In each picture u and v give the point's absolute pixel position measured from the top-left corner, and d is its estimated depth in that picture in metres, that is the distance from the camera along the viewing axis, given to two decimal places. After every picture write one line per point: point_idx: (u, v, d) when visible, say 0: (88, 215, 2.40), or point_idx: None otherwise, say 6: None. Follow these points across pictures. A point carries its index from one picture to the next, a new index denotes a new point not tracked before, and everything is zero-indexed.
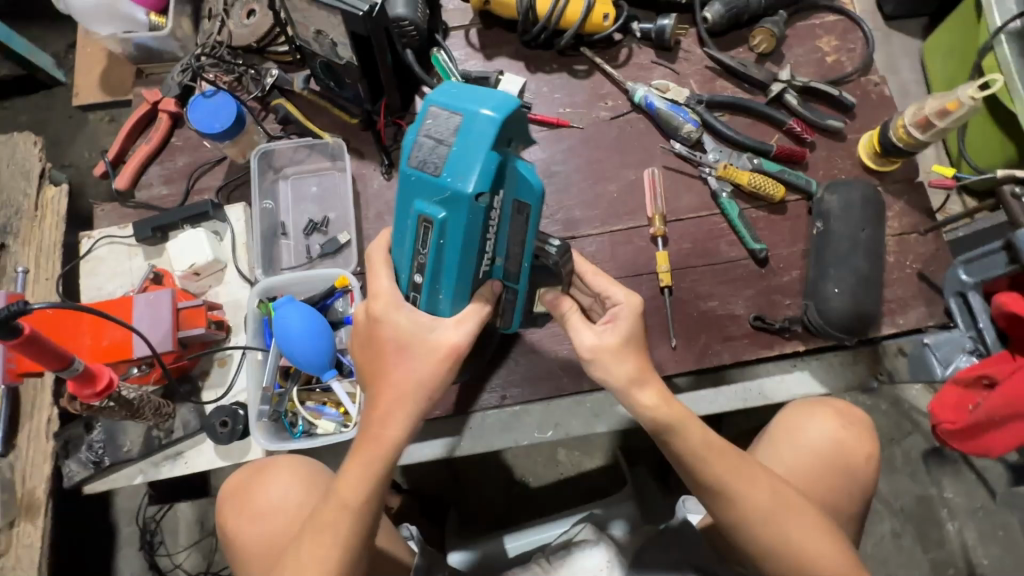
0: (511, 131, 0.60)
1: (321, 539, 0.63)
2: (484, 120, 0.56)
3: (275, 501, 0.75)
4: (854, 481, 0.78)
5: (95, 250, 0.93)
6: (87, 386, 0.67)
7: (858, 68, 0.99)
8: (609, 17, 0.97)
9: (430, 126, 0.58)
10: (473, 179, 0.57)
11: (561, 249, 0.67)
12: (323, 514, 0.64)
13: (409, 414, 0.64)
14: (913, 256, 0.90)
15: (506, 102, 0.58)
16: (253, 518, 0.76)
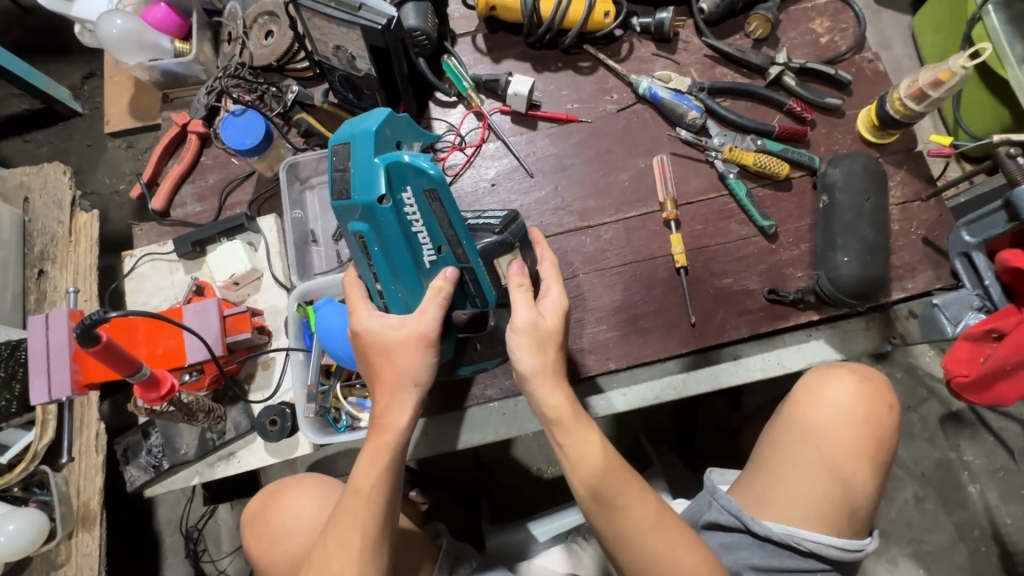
0: (395, 136, 0.68)
1: (344, 527, 0.68)
2: (364, 137, 0.65)
3: (295, 515, 0.81)
4: (856, 458, 0.80)
5: (138, 267, 0.98)
6: (152, 390, 0.73)
7: (852, 47, 1.03)
8: (610, 14, 1.01)
9: (335, 161, 0.68)
10: (369, 185, 0.64)
11: (503, 218, 0.74)
12: (345, 506, 0.69)
13: (407, 399, 0.70)
14: (917, 222, 0.94)
15: (381, 116, 0.67)
16: (271, 532, 0.81)
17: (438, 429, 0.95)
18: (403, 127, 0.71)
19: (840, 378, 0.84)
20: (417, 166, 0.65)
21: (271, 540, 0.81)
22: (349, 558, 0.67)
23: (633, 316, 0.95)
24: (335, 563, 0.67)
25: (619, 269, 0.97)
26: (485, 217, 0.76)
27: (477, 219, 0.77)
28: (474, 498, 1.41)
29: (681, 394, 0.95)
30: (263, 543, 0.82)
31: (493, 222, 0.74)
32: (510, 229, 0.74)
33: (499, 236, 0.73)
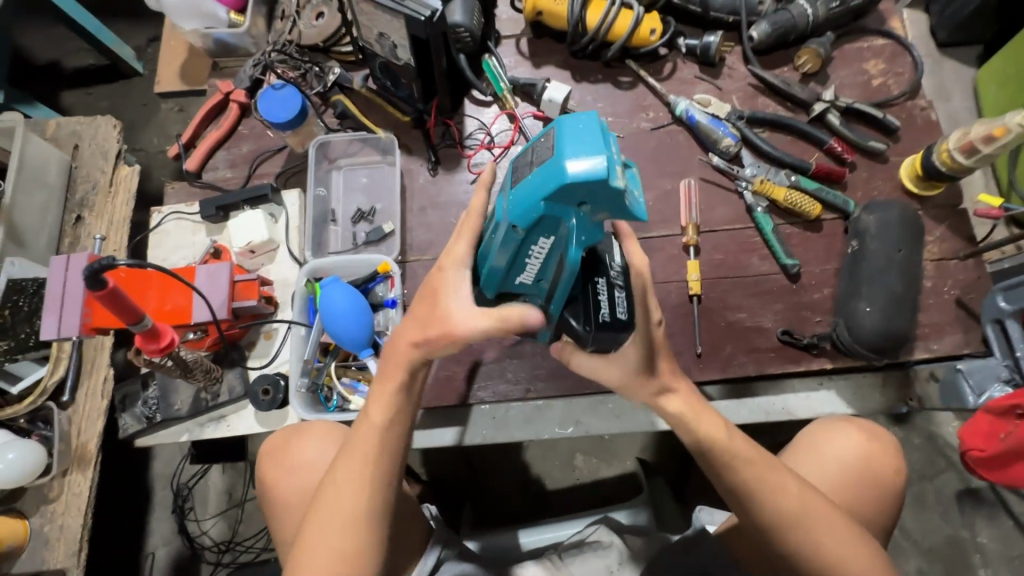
0: (585, 195, 0.52)
1: (354, 463, 0.67)
2: (575, 157, 0.50)
3: (310, 458, 0.79)
4: (886, 492, 0.77)
5: (164, 224, 1.01)
6: (151, 341, 0.74)
7: (904, 92, 0.99)
8: (656, 32, 1.01)
9: (538, 149, 0.54)
10: (530, 197, 0.53)
11: (608, 322, 0.62)
12: (357, 437, 0.68)
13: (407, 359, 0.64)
14: (951, 282, 0.90)
15: (592, 166, 0.49)
16: (287, 470, 0.79)
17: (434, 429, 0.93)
18: (602, 188, 0.51)
19: (845, 435, 0.80)
20: (569, 232, 0.55)
21: (285, 470, 0.79)
22: (358, 494, 0.66)
23: None
24: (349, 492, 0.66)
25: None
26: (601, 300, 0.62)
27: (600, 292, 0.62)
28: (460, 498, 1.42)
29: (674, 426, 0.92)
30: (277, 473, 0.80)
31: (601, 315, 0.61)
32: (595, 338, 0.62)
33: (581, 329, 0.62)
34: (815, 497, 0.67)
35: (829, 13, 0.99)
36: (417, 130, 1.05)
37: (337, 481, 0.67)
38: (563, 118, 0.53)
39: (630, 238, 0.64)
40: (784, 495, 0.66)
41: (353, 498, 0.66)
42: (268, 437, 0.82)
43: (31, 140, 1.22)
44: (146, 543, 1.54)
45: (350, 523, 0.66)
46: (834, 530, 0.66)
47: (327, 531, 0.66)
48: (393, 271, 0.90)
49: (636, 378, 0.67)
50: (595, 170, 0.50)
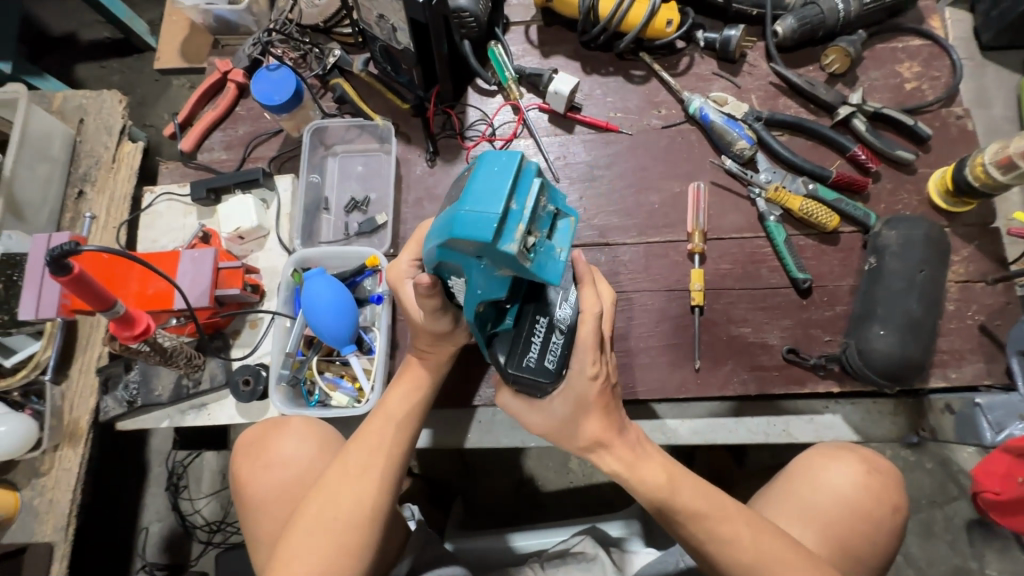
0: (482, 249, 0.49)
1: (365, 451, 0.69)
2: (471, 208, 0.46)
3: (288, 455, 0.75)
4: (879, 529, 0.72)
5: (155, 204, 0.99)
6: (125, 328, 0.71)
7: (940, 98, 0.92)
8: (673, 23, 0.94)
9: (459, 186, 0.53)
10: (435, 238, 0.52)
11: (529, 370, 0.60)
12: (370, 426, 0.72)
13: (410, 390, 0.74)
14: (976, 306, 0.83)
15: (479, 218, 0.46)
16: (266, 466, 0.75)
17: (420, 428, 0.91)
18: (492, 243, 0.47)
19: (846, 463, 0.75)
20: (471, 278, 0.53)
21: (265, 467, 0.75)
22: (364, 479, 0.67)
23: (636, 347, 0.88)
24: (356, 474, 0.68)
25: (631, 295, 0.90)
26: (533, 347, 0.60)
27: (535, 339, 0.60)
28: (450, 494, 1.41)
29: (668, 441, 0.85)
30: (256, 471, 0.75)
31: (525, 359, 0.60)
32: (514, 377, 0.60)
33: (504, 365, 0.60)
34: (767, 530, 0.65)
35: (861, 9, 0.92)
36: (416, 118, 1.01)
37: (342, 466, 0.68)
38: (484, 156, 0.49)
39: (588, 284, 0.64)
40: (735, 549, 0.64)
41: (356, 481, 0.67)
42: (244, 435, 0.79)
43: (35, 112, 1.20)
44: (140, 518, 1.56)
45: (352, 511, 0.66)
46: (795, 566, 0.63)
47: (327, 518, 0.65)
48: (381, 265, 0.87)
49: (567, 423, 0.67)
50: (486, 226, 0.46)
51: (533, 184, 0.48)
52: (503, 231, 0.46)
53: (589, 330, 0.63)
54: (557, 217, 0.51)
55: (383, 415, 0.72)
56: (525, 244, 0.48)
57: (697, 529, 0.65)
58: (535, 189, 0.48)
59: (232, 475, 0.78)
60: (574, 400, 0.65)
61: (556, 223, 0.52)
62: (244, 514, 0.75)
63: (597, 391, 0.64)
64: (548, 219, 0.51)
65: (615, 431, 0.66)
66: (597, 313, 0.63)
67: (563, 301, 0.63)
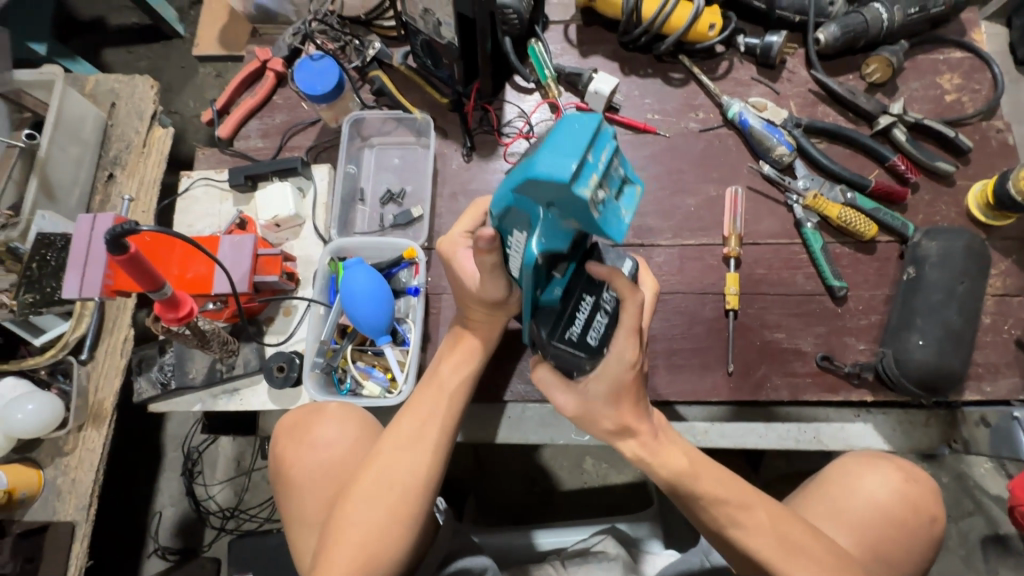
0: (551, 196, 0.48)
1: (419, 421, 0.71)
2: (548, 152, 0.46)
3: (334, 434, 0.76)
4: (916, 538, 0.72)
5: (192, 189, 0.99)
6: (171, 310, 0.72)
7: (980, 112, 0.92)
8: (715, 27, 0.95)
9: (531, 142, 0.53)
10: (503, 184, 0.52)
11: (573, 340, 0.62)
12: (421, 398, 0.73)
13: (469, 357, 0.77)
14: (1012, 321, 0.83)
15: (554, 170, 0.46)
16: (312, 445, 0.76)
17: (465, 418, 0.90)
18: (566, 195, 0.47)
19: (881, 470, 0.75)
20: (535, 233, 0.53)
21: (310, 447, 0.76)
22: (413, 454, 0.69)
23: (668, 349, 0.88)
24: (406, 449, 0.69)
25: (664, 297, 0.90)
26: (575, 324, 0.62)
27: (578, 316, 0.62)
28: (463, 490, 1.41)
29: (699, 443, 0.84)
30: (301, 452, 0.76)
31: (569, 331, 0.62)
32: (555, 349, 0.63)
33: (545, 335, 0.63)
34: (787, 519, 0.65)
35: (905, 20, 0.92)
36: (453, 113, 1.01)
37: (391, 442, 0.70)
38: (563, 113, 0.49)
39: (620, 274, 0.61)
40: (759, 535, 0.64)
41: (406, 455, 0.69)
42: (288, 415, 0.79)
43: (69, 95, 1.22)
44: (154, 502, 1.56)
45: (402, 484, 0.67)
46: (814, 558, 0.63)
47: (378, 492, 0.67)
48: (418, 257, 0.88)
49: (596, 407, 0.67)
50: (561, 170, 0.46)
51: (609, 144, 0.48)
52: (578, 176, 0.46)
53: (629, 316, 0.61)
54: (626, 181, 0.52)
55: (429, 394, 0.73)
56: (595, 196, 0.47)
57: (723, 513, 0.65)
58: (610, 147, 0.48)
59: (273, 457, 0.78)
60: (608, 381, 0.64)
61: (622, 189, 0.52)
62: (287, 495, 0.75)
63: (629, 375, 0.63)
64: (616, 181, 0.51)
65: (643, 419, 0.67)
66: (637, 297, 0.61)
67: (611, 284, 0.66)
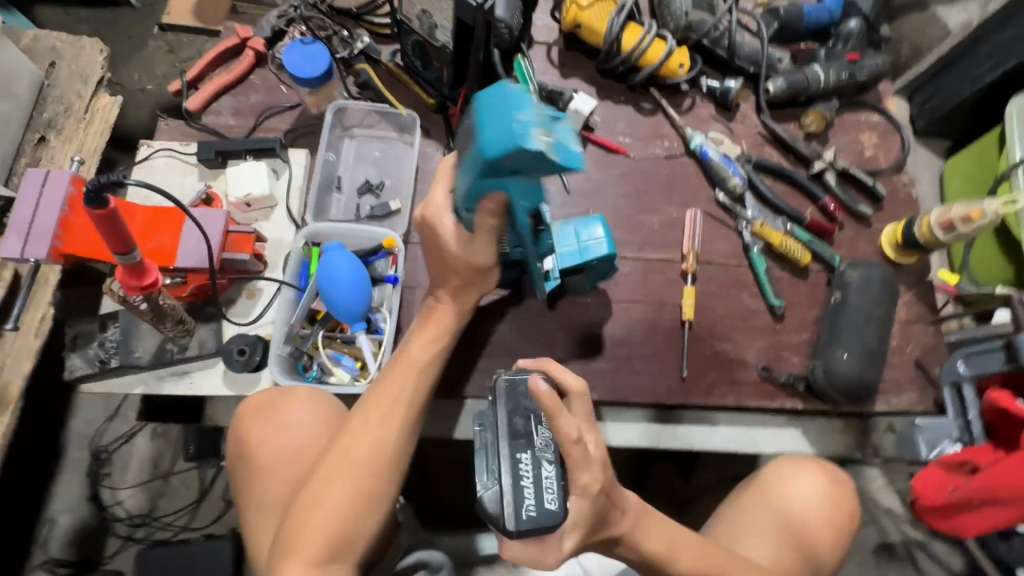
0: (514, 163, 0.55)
1: (385, 399, 0.70)
2: (489, 136, 0.53)
3: (297, 420, 0.74)
4: (838, 532, 0.82)
5: (153, 158, 0.94)
6: (135, 277, 0.67)
7: (892, 167, 1.08)
8: (684, 67, 1.05)
9: (471, 124, 0.60)
10: (470, 171, 0.59)
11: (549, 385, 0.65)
12: (388, 377, 0.72)
13: (436, 335, 0.76)
14: (914, 344, 0.97)
15: (504, 147, 0.53)
16: (273, 431, 0.73)
17: (430, 413, 0.91)
18: (522, 161, 0.54)
19: (812, 474, 0.84)
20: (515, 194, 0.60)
21: (276, 430, 0.73)
22: (388, 423, 0.68)
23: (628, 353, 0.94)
24: (375, 430, 0.68)
25: (627, 306, 0.96)
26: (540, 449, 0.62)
27: (532, 410, 0.64)
28: (405, 497, 1.38)
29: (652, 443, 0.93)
30: (268, 432, 0.74)
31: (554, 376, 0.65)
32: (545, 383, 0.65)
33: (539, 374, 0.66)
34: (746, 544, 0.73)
35: (839, 82, 1.07)
36: (437, 115, 1.04)
37: (358, 425, 0.68)
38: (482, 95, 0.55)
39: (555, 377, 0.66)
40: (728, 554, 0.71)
41: (371, 441, 0.67)
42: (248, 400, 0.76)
43: (5, 45, 1.10)
44: (47, 508, 1.39)
45: (375, 452, 0.67)
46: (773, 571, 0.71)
47: (347, 471, 0.65)
48: (397, 247, 0.88)
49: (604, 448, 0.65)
50: (506, 139, 0.53)
51: (529, 96, 0.54)
52: (522, 136, 0.53)
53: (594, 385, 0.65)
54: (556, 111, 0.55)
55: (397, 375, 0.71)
56: (545, 146, 0.54)
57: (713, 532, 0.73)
58: (530, 100, 0.54)
59: (237, 438, 0.75)
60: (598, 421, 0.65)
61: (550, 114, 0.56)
62: (249, 475, 0.73)
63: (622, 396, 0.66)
64: (548, 122, 0.56)
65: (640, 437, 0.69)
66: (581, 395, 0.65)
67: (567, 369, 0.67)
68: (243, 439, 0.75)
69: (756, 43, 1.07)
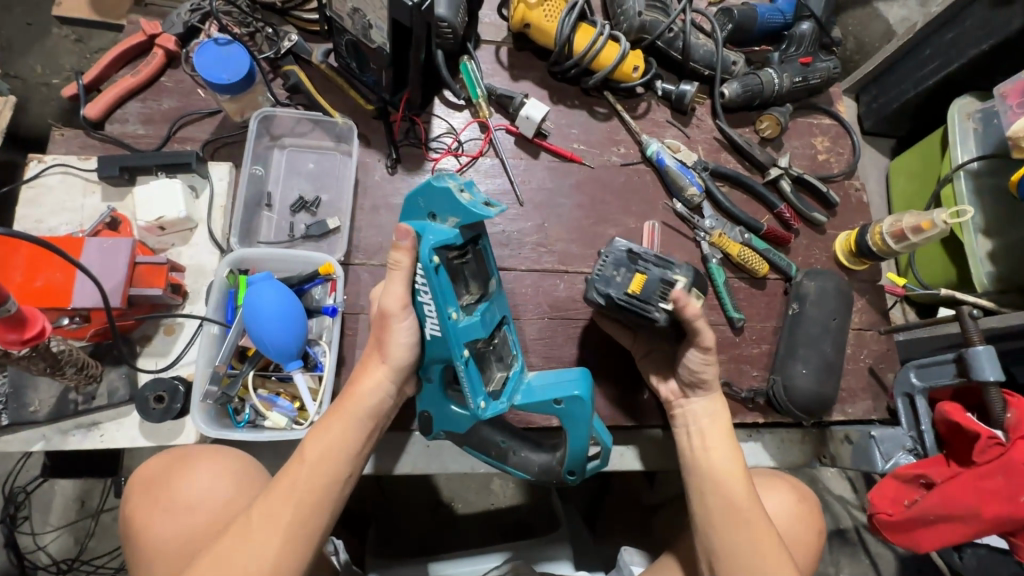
0: (428, 204, 0.62)
1: (277, 499, 0.58)
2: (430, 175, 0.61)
3: (194, 498, 0.64)
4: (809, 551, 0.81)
5: (44, 176, 0.82)
6: (13, 330, 0.57)
7: (844, 172, 1.08)
8: (638, 70, 1.00)
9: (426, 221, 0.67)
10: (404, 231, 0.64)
11: (662, 316, 0.74)
12: (286, 473, 0.60)
13: (360, 422, 0.64)
14: (867, 351, 0.98)
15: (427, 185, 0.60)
16: (161, 516, 0.63)
17: (379, 448, 0.85)
18: (436, 195, 0.60)
19: (778, 491, 0.83)
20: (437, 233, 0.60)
21: (165, 511, 0.64)
22: (273, 532, 0.56)
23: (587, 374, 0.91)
24: (253, 540, 0.56)
25: (585, 324, 0.93)
26: (671, 276, 0.77)
27: (656, 287, 0.77)
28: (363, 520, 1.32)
29: (614, 467, 0.91)
30: (155, 517, 0.64)
31: (650, 309, 0.75)
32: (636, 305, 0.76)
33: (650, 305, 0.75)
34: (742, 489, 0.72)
35: (792, 86, 1.05)
36: (377, 121, 0.95)
37: (240, 528, 0.57)
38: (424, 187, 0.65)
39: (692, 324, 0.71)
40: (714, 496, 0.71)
41: (257, 554, 0.55)
42: (142, 468, 0.67)
43: None
44: None
45: (255, 567, 0.54)
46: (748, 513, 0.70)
47: None
48: (336, 273, 0.80)
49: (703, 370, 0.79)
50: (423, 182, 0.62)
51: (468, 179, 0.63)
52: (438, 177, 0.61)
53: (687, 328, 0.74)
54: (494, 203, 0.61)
55: (304, 468, 0.60)
56: (456, 191, 0.60)
57: (730, 499, 0.70)
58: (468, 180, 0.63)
59: (122, 521, 0.66)
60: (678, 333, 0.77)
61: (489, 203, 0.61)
62: (129, 566, 0.64)
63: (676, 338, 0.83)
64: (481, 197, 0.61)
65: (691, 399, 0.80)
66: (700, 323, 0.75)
67: (657, 306, 0.75)
68: (128, 527, 0.64)
69: (711, 45, 1.04)
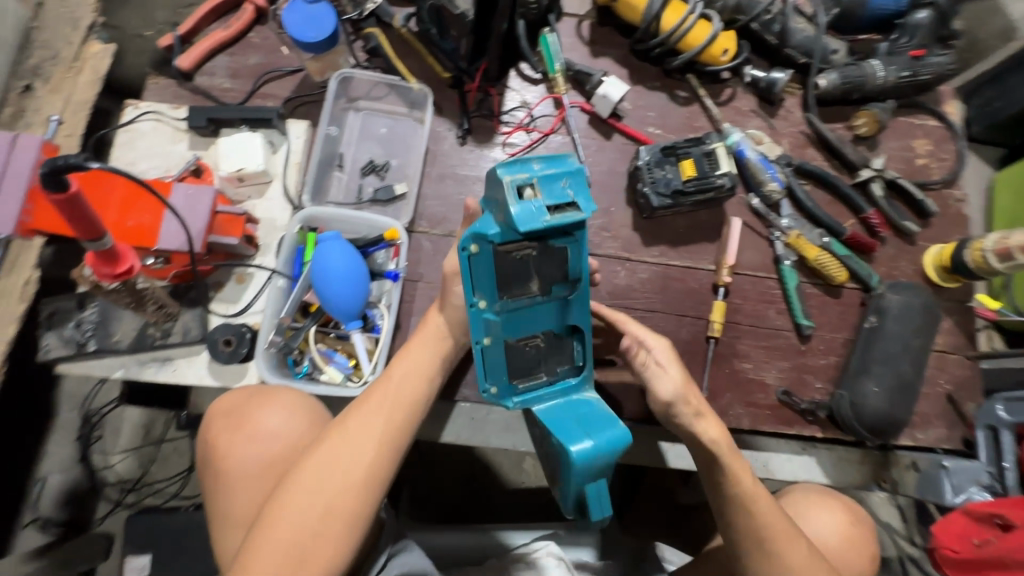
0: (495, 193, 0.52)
1: (366, 412, 0.62)
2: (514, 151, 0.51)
3: (275, 428, 0.68)
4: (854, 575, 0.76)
5: (139, 122, 0.86)
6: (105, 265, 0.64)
7: (944, 180, 0.98)
8: (728, 53, 0.94)
9: None
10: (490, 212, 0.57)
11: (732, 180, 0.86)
12: (371, 393, 0.64)
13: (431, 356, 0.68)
14: (947, 376, 0.90)
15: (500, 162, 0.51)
16: (247, 441, 0.68)
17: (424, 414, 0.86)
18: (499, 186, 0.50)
19: (830, 510, 0.78)
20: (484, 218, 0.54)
21: (247, 440, 0.68)
22: (367, 441, 0.60)
23: None
24: (350, 445, 0.59)
25: (643, 314, 0.90)
26: (710, 146, 0.87)
27: (703, 161, 0.87)
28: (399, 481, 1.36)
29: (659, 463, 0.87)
30: (242, 445, 0.68)
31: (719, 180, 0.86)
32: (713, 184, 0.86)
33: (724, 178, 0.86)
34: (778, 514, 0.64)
35: (898, 82, 0.95)
36: (452, 90, 0.94)
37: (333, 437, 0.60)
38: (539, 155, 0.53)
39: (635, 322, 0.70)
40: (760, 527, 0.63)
41: (353, 457, 0.59)
42: (224, 401, 0.71)
43: None
44: (36, 470, 1.29)
45: (351, 472, 0.58)
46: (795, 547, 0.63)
47: (315, 491, 0.57)
48: (400, 239, 0.82)
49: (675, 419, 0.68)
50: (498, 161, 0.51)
51: (563, 166, 0.51)
52: (508, 166, 0.50)
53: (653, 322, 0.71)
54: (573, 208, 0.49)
55: (392, 389, 0.64)
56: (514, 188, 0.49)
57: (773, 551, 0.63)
58: (562, 168, 0.50)
59: (206, 446, 0.70)
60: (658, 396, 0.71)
61: (564, 208, 0.49)
62: (215, 491, 0.68)
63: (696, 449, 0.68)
64: (562, 195, 0.50)
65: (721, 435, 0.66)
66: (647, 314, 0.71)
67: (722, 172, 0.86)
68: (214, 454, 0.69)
69: (812, 31, 0.96)
